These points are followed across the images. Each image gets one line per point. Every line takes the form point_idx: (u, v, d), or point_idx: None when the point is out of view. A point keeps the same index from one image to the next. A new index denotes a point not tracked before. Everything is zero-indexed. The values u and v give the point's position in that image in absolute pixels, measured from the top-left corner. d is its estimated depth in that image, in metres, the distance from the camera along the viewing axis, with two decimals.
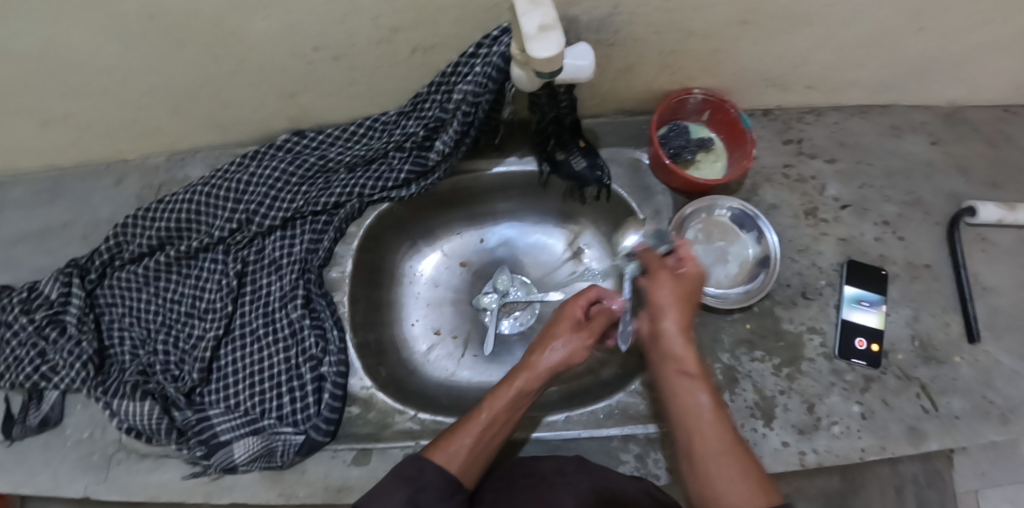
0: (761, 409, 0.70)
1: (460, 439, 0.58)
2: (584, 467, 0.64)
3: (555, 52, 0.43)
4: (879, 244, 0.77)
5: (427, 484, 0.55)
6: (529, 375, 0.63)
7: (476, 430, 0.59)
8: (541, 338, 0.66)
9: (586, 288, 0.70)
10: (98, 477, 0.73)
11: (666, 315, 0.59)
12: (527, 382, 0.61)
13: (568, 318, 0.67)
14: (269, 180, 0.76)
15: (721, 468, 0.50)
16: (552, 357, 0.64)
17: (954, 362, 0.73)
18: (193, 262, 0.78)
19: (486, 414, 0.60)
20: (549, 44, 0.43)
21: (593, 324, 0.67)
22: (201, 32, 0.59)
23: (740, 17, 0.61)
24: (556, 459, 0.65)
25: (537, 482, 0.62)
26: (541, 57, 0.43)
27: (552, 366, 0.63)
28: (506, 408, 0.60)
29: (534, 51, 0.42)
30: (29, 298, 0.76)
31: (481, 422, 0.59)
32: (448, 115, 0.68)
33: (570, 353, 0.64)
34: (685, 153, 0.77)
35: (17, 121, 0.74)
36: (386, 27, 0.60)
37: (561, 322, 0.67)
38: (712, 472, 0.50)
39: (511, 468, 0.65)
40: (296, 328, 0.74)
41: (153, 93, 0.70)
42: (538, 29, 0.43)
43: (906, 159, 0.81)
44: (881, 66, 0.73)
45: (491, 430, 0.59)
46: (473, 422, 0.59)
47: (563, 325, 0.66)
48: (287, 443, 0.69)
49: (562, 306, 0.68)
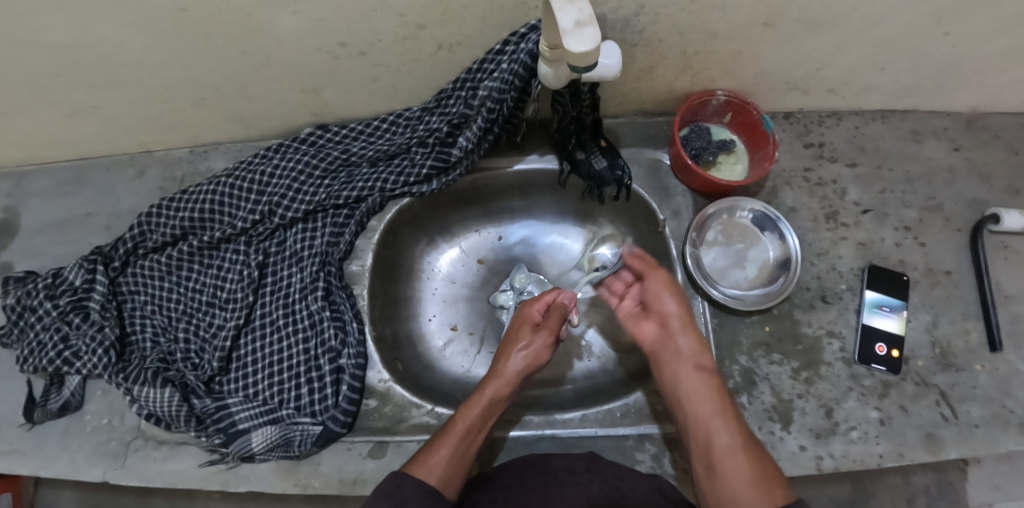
0: (778, 412, 0.70)
1: (439, 450, 0.61)
2: (595, 465, 0.64)
3: (591, 48, 0.43)
4: (899, 249, 0.77)
5: (406, 496, 0.56)
6: (499, 381, 0.67)
7: (453, 442, 0.62)
8: (503, 347, 0.71)
9: (544, 293, 0.76)
10: (115, 463, 0.74)
11: (675, 318, 0.67)
12: (496, 389, 0.66)
13: (525, 324, 0.72)
14: (292, 172, 0.77)
15: (733, 456, 0.57)
16: (515, 363, 0.69)
17: (974, 370, 0.73)
18: (216, 252, 0.79)
19: (461, 424, 0.63)
20: (585, 40, 0.43)
21: (549, 322, 0.72)
22: (229, 25, 0.60)
23: (764, 19, 0.61)
24: (568, 456, 0.66)
25: (548, 479, 0.63)
26: (577, 52, 0.43)
27: (518, 371, 0.68)
28: (479, 416, 0.64)
29: (570, 45, 0.42)
30: (53, 284, 0.77)
31: (458, 431, 0.63)
32: (471, 111, 0.69)
33: (533, 358, 0.69)
34: (706, 154, 0.77)
35: (43, 111, 0.74)
36: (412, 23, 0.60)
37: (522, 326, 0.72)
38: (724, 459, 0.57)
39: (522, 464, 0.65)
40: (316, 319, 0.75)
41: (179, 85, 0.71)
42: (574, 25, 0.43)
43: (927, 164, 0.81)
44: (903, 70, 0.73)
45: (466, 439, 0.63)
46: (451, 434, 0.62)
47: (524, 331, 0.71)
48: (305, 434, 0.70)
49: (519, 312, 0.74)
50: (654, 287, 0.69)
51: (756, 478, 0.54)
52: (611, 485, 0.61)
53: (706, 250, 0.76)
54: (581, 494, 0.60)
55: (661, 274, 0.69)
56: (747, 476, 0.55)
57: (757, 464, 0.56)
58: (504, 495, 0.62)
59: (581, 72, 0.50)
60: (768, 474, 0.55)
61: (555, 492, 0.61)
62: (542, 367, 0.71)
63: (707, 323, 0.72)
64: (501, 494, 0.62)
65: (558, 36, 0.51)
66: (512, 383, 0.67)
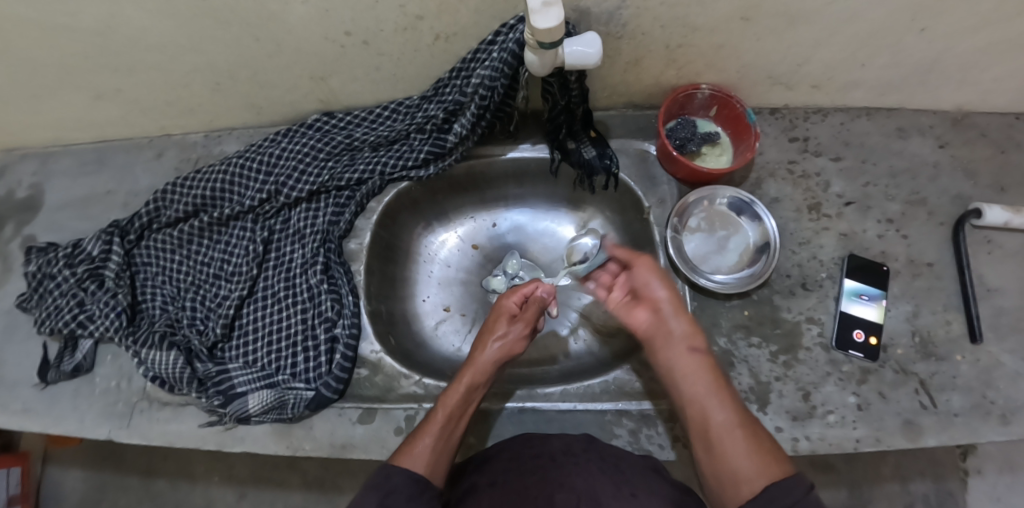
0: (755, 394, 0.71)
1: (426, 438, 0.63)
2: (592, 446, 0.65)
3: (557, 24, 0.47)
4: (881, 241, 0.79)
5: (394, 487, 0.58)
6: (473, 369, 0.70)
7: (435, 430, 0.64)
8: (479, 337, 0.74)
9: (523, 285, 0.78)
10: (121, 423, 0.78)
11: (664, 305, 0.68)
12: (472, 377, 0.68)
13: (502, 315, 0.75)
14: (298, 154, 0.83)
15: (729, 436, 0.58)
16: (490, 351, 0.71)
17: (955, 360, 0.74)
18: (224, 229, 0.84)
19: (441, 412, 0.66)
20: (551, 18, 0.47)
21: (524, 314, 0.75)
22: (245, 14, 0.66)
23: (741, 13, 0.65)
24: (565, 438, 0.66)
25: (545, 461, 0.63)
26: (544, 28, 0.46)
27: (492, 360, 0.71)
28: (458, 404, 0.67)
29: (538, 22, 0.46)
30: (72, 253, 0.83)
31: (439, 420, 0.65)
32: (465, 98, 0.73)
33: (507, 349, 0.72)
34: (690, 144, 0.80)
35: (73, 92, 0.81)
36: (411, 14, 0.65)
37: (498, 318, 0.75)
38: (722, 437, 0.59)
39: (519, 447, 0.66)
40: (314, 293, 0.79)
41: (198, 71, 0.77)
42: (541, 5, 0.47)
43: (912, 160, 0.83)
44: (885, 67, 0.75)
45: (448, 425, 0.65)
46: (432, 422, 0.65)
47: (501, 323, 0.74)
48: (298, 397, 0.73)
49: (497, 303, 0.77)
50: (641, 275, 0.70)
51: (755, 452, 0.57)
52: (609, 465, 0.62)
53: (689, 237, 0.78)
54: (581, 475, 0.60)
55: (646, 262, 0.71)
56: (748, 451, 0.57)
57: (755, 440, 0.58)
58: (502, 478, 0.62)
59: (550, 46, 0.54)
60: (766, 449, 0.57)
61: (555, 474, 0.61)
62: (517, 357, 0.74)
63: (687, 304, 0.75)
64: (500, 476, 0.62)
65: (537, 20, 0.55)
66: (487, 370, 0.70)
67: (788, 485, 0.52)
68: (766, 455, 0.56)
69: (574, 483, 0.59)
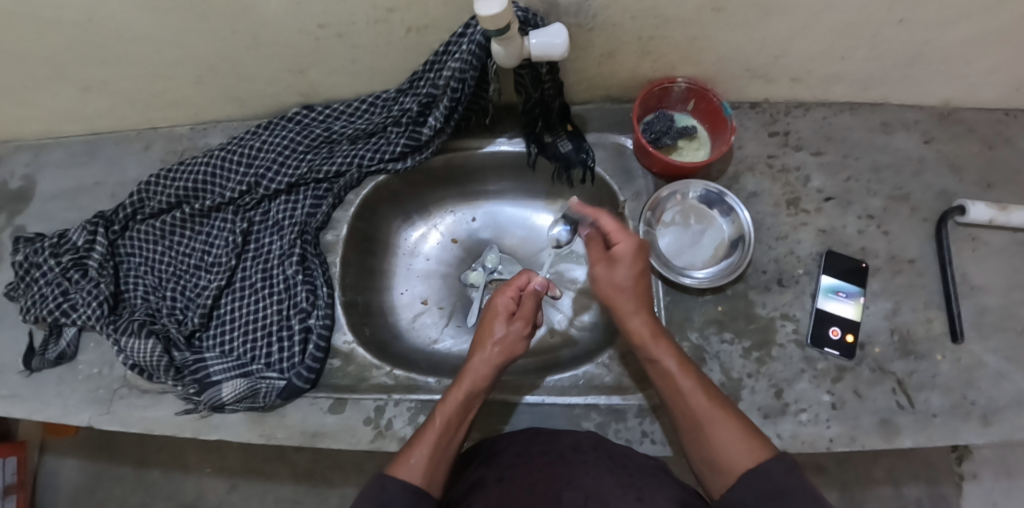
0: (727, 390, 0.70)
1: (422, 445, 0.60)
2: (601, 443, 0.65)
3: (500, 11, 0.47)
4: (862, 237, 0.77)
5: (389, 498, 0.55)
6: (475, 374, 0.66)
7: (432, 439, 0.61)
8: (477, 338, 0.70)
9: (516, 278, 0.73)
10: (101, 409, 0.79)
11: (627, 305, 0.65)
12: (473, 383, 0.65)
13: (499, 314, 0.71)
14: (278, 147, 0.84)
15: (715, 422, 0.57)
16: (490, 355, 0.67)
17: (935, 359, 0.72)
18: (206, 220, 0.86)
19: (439, 421, 0.62)
20: (494, 5, 0.48)
21: (522, 312, 0.71)
22: (220, 8, 0.67)
23: (712, 4, 0.64)
24: (574, 435, 0.66)
25: (554, 457, 0.62)
26: (487, 15, 0.48)
27: (493, 365, 0.67)
28: (456, 412, 0.63)
29: (480, 9, 0.47)
30: (59, 244, 0.85)
31: (437, 427, 0.62)
32: (438, 91, 0.74)
33: (508, 352, 0.68)
34: (665, 138, 0.79)
35: (61, 85, 0.83)
36: (381, 7, 0.66)
37: (495, 316, 0.71)
38: (709, 426, 0.57)
39: (528, 441, 0.65)
40: (291, 283, 0.80)
41: (178, 64, 0.78)
42: None
43: (895, 155, 0.81)
44: (866, 60, 0.74)
45: (446, 434, 0.62)
46: (429, 431, 0.61)
47: (498, 322, 0.70)
48: (271, 387, 0.74)
49: (492, 301, 0.71)
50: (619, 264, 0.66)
51: (738, 438, 0.56)
52: (618, 462, 0.62)
53: (663, 231, 0.78)
54: (593, 471, 0.60)
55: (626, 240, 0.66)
56: (733, 439, 0.56)
57: (739, 423, 0.57)
58: (511, 474, 0.60)
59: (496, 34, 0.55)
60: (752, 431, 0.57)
61: (564, 471, 0.60)
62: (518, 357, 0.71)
63: (659, 300, 0.75)
64: (508, 471, 0.61)
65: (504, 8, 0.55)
66: (488, 376, 0.66)
67: (775, 468, 0.52)
68: (752, 436, 0.56)
69: (583, 483, 0.58)
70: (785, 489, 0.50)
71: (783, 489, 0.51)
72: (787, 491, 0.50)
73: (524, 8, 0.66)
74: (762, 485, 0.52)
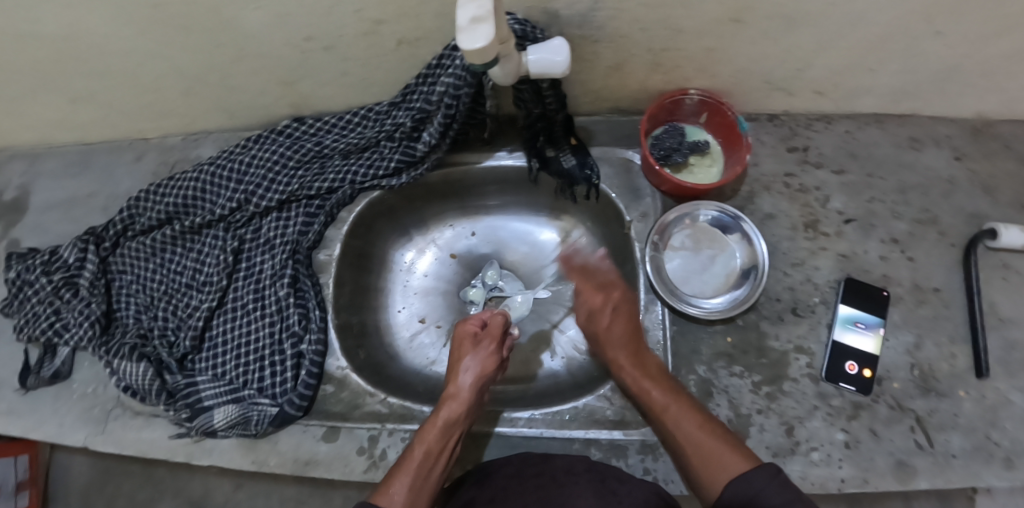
0: (734, 427, 0.67)
1: (407, 473, 0.56)
2: (594, 467, 0.62)
3: (486, 44, 0.43)
4: (884, 263, 0.72)
5: None
6: (453, 401, 0.63)
7: (413, 467, 0.57)
8: (451, 366, 0.68)
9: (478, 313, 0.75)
10: (96, 429, 0.78)
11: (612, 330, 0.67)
12: (451, 409, 0.62)
13: (465, 337, 0.70)
14: (267, 163, 0.80)
15: (698, 437, 0.55)
16: (465, 377, 0.65)
17: (957, 397, 0.68)
18: (197, 237, 0.83)
19: (420, 448, 0.59)
20: (479, 37, 0.43)
21: (489, 331, 0.70)
22: (200, 22, 0.63)
23: (730, 15, 0.58)
24: (567, 458, 0.64)
25: (546, 481, 0.60)
26: (471, 49, 0.43)
27: (472, 385, 0.65)
28: (438, 438, 0.60)
29: (463, 42, 0.43)
30: (50, 260, 0.83)
31: (416, 456, 0.58)
32: (431, 106, 0.69)
33: (477, 370, 0.66)
34: (676, 155, 0.74)
35: (48, 98, 0.80)
36: (369, 19, 0.61)
37: (462, 344, 0.69)
38: (696, 440, 0.55)
39: (520, 463, 0.63)
40: (282, 305, 0.77)
41: (163, 77, 0.75)
42: (470, 21, 0.43)
43: (923, 173, 0.76)
44: (898, 73, 0.68)
45: (427, 462, 0.58)
46: (409, 458, 0.58)
47: (465, 346, 0.69)
48: (263, 414, 0.72)
49: (455, 332, 0.71)
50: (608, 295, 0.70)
51: (721, 447, 0.54)
52: (610, 484, 0.59)
53: (671, 254, 0.74)
54: (582, 492, 0.58)
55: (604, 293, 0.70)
56: (715, 449, 0.54)
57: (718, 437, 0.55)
58: (500, 496, 0.59)
59: (488, 66, 0.50)
60: (735, 444, 0.55)
61: (554, 494, 0.58)
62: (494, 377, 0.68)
63: (665, 330, 0.71)
64: (499, 493, 0.60)
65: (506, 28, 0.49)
66: (469, 400, 0.64)
67: (758, 473, 0.49)
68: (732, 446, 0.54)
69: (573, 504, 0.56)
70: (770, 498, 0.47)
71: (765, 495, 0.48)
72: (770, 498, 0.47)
73: (523, 19, 0.61)
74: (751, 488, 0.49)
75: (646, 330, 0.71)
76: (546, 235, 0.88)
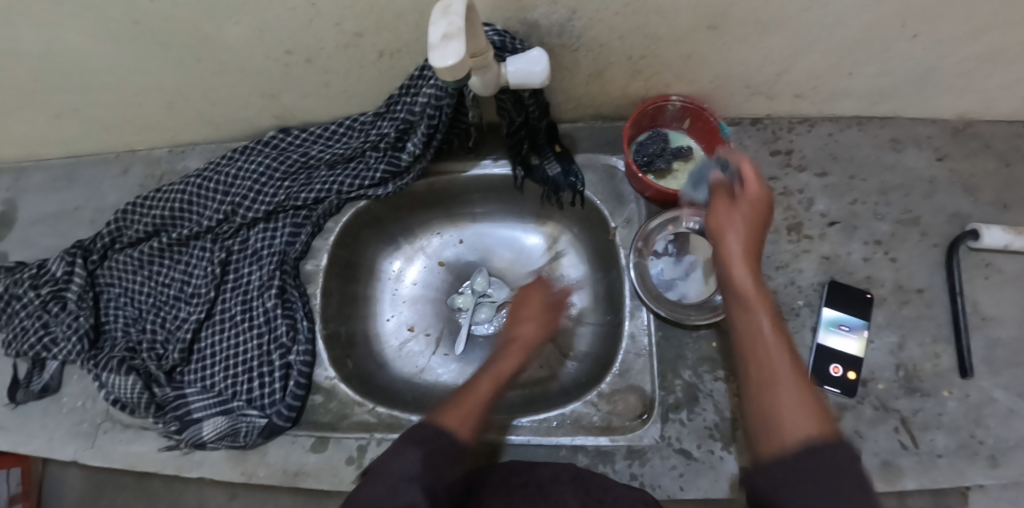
0: (721, 431, 0.66)
1: (475, 412, 0.56)
2: (579, 475, 0.62)
3: (457, 61, 0.43)
4: (867, 265, 0.73)
5: (438, 448, 0.51)
6: (513, 353, 0.66)
7: (479, 399, 0.58)
8: (512, 320, 0.71)
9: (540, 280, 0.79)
10: (85, 443, 0.78)
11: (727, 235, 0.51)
12: (517, 357, 0.65)
13: (534, 301, 0.73)
14: (253, 175, 0.80)
15: (789, 382, 0.42)
16: (528, 330, 0.69)
17: (941, 396, 0.68)
18: (185, 249, 0.83)
19: (486, 384, 0.60)
20: (450, 54, 0.44)
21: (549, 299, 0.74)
22: (182, 37, 0.63)
23: (707, 22, 0.59)
24: (554, 467, 0.64)
25: (533, 490, 0.60)
26: (442, 67, 0.44)
27: (533, 338, 0.68)
28: (505, 376, 0.62)
29: (434, 60, 0.43)
30: (37, 274, 0.83)
31: (484, 390, 0.59)
32: (414, 117, 0.70)
33: (547, 325, 0.70)
34: (659, 161, 0.75)
35: (32, 113, 0.80)
36: (350, 31, 0.61)
37: (529, 303, 0.73)
38: (778, 382, 0.42)
39: (507, 472, 0.64)
40: (270, 316, 0.77)
41: (146, 91, 0.75)
42: (441, 39, 0.44)
43: (904, 174, 0.76)
44: (876, 75, 0.68)
45: (489, 399, 0.59)
46: (478, 392, 0.59)
47: (533, 306, 0.72)
48: (251, 425, 0.73)
49: (524, 293, 0.75)
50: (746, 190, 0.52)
51: (807, 407, 0.41)
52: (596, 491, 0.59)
53: (655, 261, 0.75)
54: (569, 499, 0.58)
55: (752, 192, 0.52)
56: (798, 403, 0.41)
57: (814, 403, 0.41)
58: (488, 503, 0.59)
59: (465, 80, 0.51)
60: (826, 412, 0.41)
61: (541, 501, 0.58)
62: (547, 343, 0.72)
63: (650, 336, 0.72)
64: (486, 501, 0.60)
65: (479, 40, 0.49)
66: (529, 350, 0.67)
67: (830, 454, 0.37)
68: (824, 416, 0.40)
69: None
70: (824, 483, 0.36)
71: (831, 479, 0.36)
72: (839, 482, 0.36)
73: (502, 31, 0.62)
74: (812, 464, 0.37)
75: (632, 337, 0.72)
76: (533, 241, 0.88)
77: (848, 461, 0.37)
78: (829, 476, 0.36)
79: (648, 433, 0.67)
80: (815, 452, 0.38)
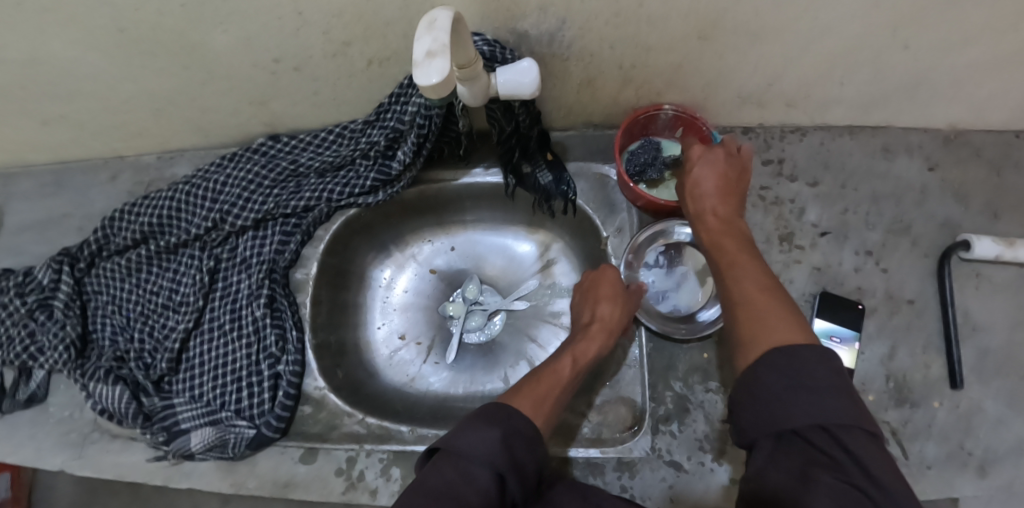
0: (711, 442, 0.66)
1: (545, 399, 0.56)
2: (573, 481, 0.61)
3: (441, 79, 0.43)
4: (858, 275, 0.73)
5: (514, 428, 0.50)
6: (593, 337, 0.65)
7: (553, 384, 0.58)
8: (589, 300, 0.69)
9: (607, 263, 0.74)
10: (73, 454, 0.78)
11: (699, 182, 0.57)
12: (593, 343, 0.64)
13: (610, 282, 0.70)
14: (242, 182, 0.79)
15: (760, 296, 0.46)
16: (602, 311, 0.67)
17: (931, 407, 0.68)
18: (174, 256, 0.83)
19: (560, 370, 0.60)
20: (434, 71, 0.43)
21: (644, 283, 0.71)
22: (168, 45, 0.62)
23: (698, 32, 0.58)
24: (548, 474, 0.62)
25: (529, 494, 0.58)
26: (426, 85, 0.43)
27: (613, 324, 0.66)
28: (579, 363, 0.62)
29: (418, 78, 0.43)
30: (24, 282, 0.83)
31: (560, 374, 0.60)
32: (404, 126, 0.69)
33: (626, 309, 0.67)
34: (650, 170, 0.74)
35: (16, 119, 0.79)
36: (337, 40, 0.61)
37: (605, 282, 0.70)
38: (751, 296, 0.47)
39: None
40: (259, 326, 0.76)
41: (131, 98, 0.74)
42: (424, 56, 0.43)
43: (895, 183, 0.76)
44: (868, 85, 0.68)
45: (561, 385, 0.59)
46: (552, 376, 0.59)
47: (613, 288, 0.69)
48: (240, 436, 0.72)
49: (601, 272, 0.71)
50: (717, 149, 0.58)
51: (779, 313, 0.44)
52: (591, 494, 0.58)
53: (645, 271, 0.76)
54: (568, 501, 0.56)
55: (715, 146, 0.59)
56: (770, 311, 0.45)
57: (785, 309, 0.45)
58: None
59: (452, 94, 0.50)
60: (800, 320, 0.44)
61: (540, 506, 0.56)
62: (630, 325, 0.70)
63: (640, 347, 0.71)
64: None
65: (465, 51, 0.49)
66: (609, 336, 0.65)
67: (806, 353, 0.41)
68: (797, 322, 0.44)
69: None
70: (803, 379, 0.40)
71: (808, 381, 0.39)
72: (810, 379, 0.39)
73: (492, 40, 0.61)
74: (792, 367, 0.40)
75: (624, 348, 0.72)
76: (524, 248, 0.88)
77: (819, 359, 0.40)
78: (803, 368, 0.40)
79: (638, 445, 0.67)
80: (793, 350, 0.41)
